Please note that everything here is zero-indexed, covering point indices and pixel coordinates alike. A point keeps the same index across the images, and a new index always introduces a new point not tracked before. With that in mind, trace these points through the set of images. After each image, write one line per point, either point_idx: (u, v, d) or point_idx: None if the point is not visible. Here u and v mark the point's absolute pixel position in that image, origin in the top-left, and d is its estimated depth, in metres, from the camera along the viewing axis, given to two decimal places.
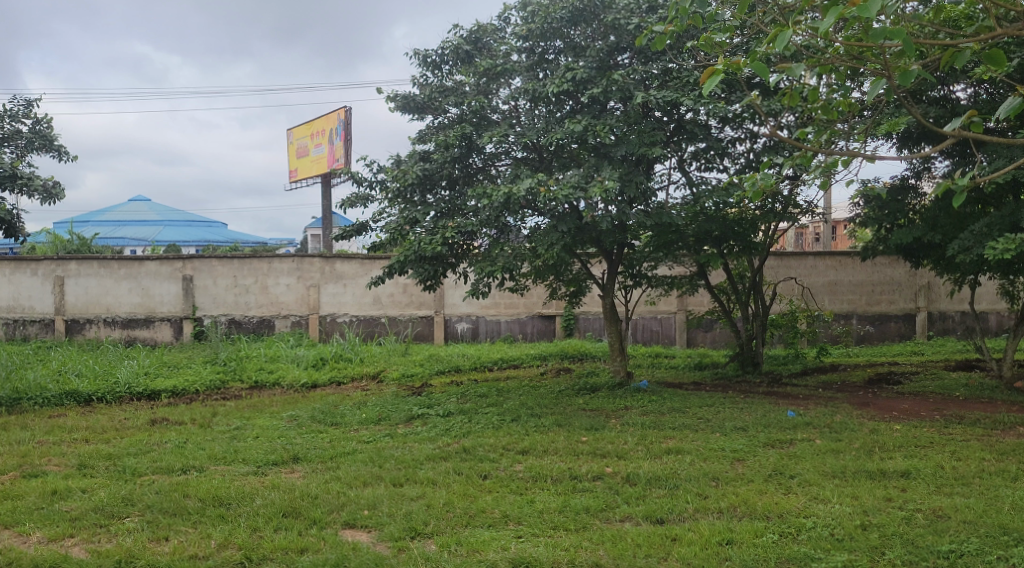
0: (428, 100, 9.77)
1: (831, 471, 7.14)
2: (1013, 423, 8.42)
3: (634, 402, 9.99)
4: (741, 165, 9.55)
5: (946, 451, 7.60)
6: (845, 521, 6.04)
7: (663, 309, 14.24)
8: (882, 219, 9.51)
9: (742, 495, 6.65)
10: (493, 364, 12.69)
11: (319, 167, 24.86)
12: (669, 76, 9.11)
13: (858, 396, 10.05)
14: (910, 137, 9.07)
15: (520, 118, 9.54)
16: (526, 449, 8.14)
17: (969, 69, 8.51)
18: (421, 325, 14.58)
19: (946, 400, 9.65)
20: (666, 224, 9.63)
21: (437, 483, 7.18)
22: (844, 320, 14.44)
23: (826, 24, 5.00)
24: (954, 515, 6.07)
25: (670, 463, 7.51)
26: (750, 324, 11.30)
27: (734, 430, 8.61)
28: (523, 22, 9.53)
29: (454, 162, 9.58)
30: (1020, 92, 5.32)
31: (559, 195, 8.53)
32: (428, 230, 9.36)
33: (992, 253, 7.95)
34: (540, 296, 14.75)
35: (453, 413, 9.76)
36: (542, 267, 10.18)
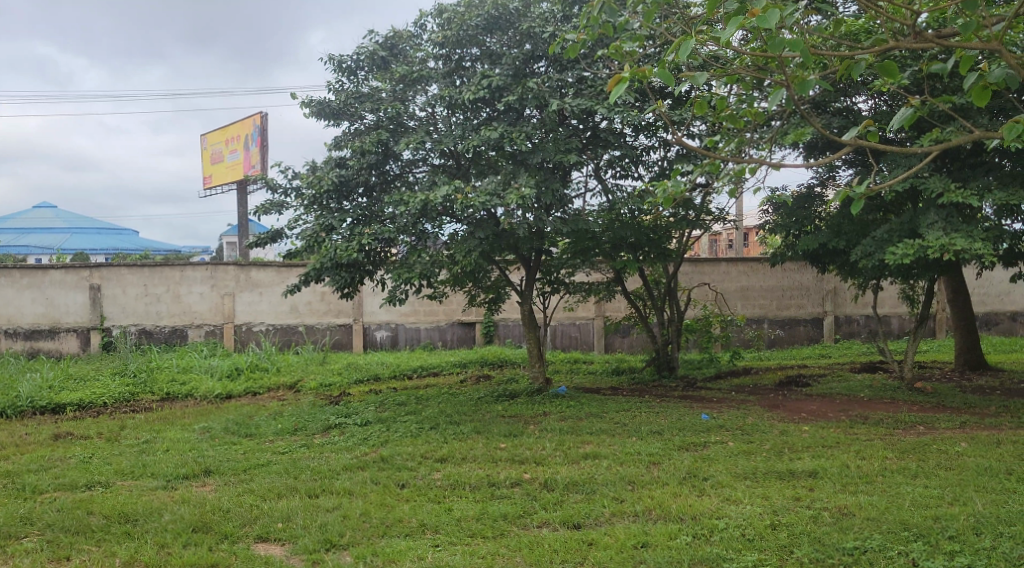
0: (343, 106, 9.64)
1: (742, 472, 7.31)
2: (914, 423, 8.75)
3: (553, 408, 10.05)
4: (655, 173, 9.72)
5: (851, 451, 7.85)
6: (756, 521, 6.18)
7: (582, 315, 14.40)
8: (790, 226, 9.78)
9: (657, 498, 6.74)
10: (413, 371, 12.60)
11: (234, 174, 24.36)
12: (583, 85, 9.23)
13: (769, 398, 10.31)
14: (815, 146, 9.37)
15: (437, 125, 9.49)
16: (444, 457, 8.10)
17: (869, 80, 8.79)
18: (340, 333, 14.43)
19: (853, 400, 9.97)
20: (584, 232, 9.72)
21: (354, 494, 7.10)
22: (756, 324, 14.80)
23: (727, 34, 5.12)
24: (858, 513, 6.27)
25: (587, 468, 7.59)
26: (666, 329, 11.52)
27: (649, 434, 8.74)
28: (439, 29, 9.53)
29: (371, 168, 9.54)
30: (912, 101, 5.53)
31: (476, 201, 8.57)
32: (345, 237, 9.27)
33: (892, 259, 8.27)
34: (459, 303, 14.76)
35: (371, 422, 9.66)
36: (459, 275, 10.16)
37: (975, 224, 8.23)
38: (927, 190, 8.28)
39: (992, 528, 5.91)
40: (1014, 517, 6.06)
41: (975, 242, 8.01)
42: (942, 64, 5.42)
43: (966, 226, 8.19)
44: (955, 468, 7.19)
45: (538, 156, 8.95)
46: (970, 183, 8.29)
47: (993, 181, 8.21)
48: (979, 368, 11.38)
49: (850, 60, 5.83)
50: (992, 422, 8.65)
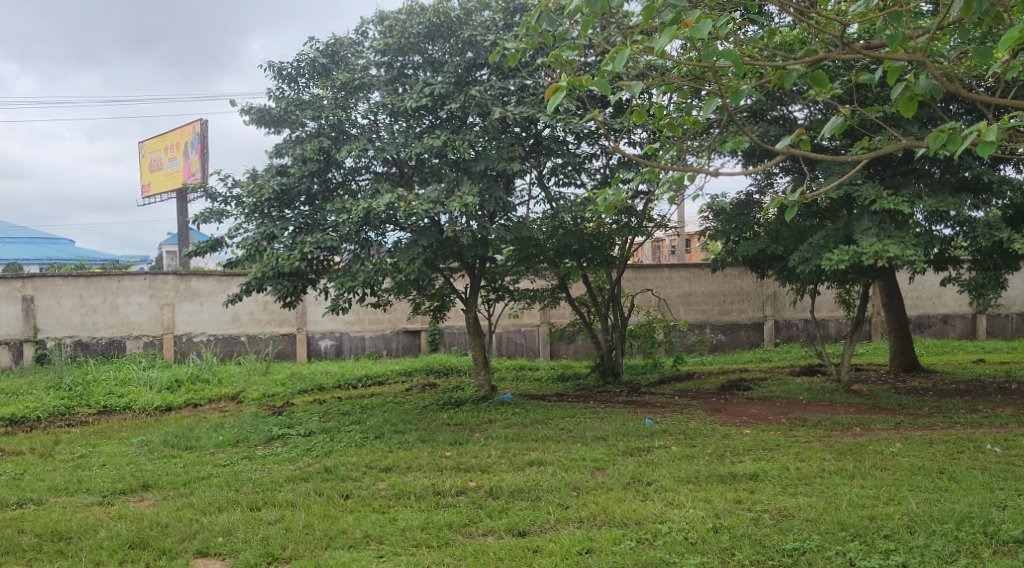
0: (284, 113, 9.54)
1: (685, 476, 7.38)
2: (851, 424, 8.95)
3: (498, 415, 10.04)
4: (598, 180, 9.81)
5: (791, 453, 7.98)
6: (698, 525, 6.25)
7: (527, 322, 14.45)
8: (730, 232, 9.94)
9: (601, 503, 6.78)
10: (357, 381, 12.49)
11: (174, 182, 23.92)
12: (525, 93, 9.27)
13: (711, 402, 10.44)
14: (753, 154, 9.53)
15: (380, 133, 9.43)
16: (389, 466, 8.05)
17: (804, 90, 8.97)
18: (283, 343, 14.27)
19: (792, 404, 10.15)
20: (528, 239, 9.75)
21: (296, 505, 7.02)
22: (698, 329, 15.01)
23: (662, 44, 5.15)
24: (798, 514, 6.39)
25: (532, 475, 7.60)
26: (610, 335, 11.61)
27: (594, 440, 8.79)
28: (381, 37, 9.50)
29: (313, 176, 9.47)
30: (842, 110, 5.65)
31: (419, 209, 8.56)
32: (287, 246, 9.16)
33: (828, 264, 8.46)
34: (404, 311, 14.73)
35: (315, 432, 9.55)
36: (403, 282, 10.11)
37: (907, 230, 8.44)
38: (860, 198, 8.48)
39: (925, 526, 6.05)
40: (946, 515, 6.20)
41: (907, 248, 8.22)
42: (870, 74, 5.54)
43: (898, 232, 8.40)
44: (890, 468, 7.36)
45: (481, 164, 8.96)
46: (901, 190, 8.51)
47: (924, 188, 8.44)
48: (913, 369, 11.68)
49: (783, 70, 5.93)
50: (925, 423, 8.88)
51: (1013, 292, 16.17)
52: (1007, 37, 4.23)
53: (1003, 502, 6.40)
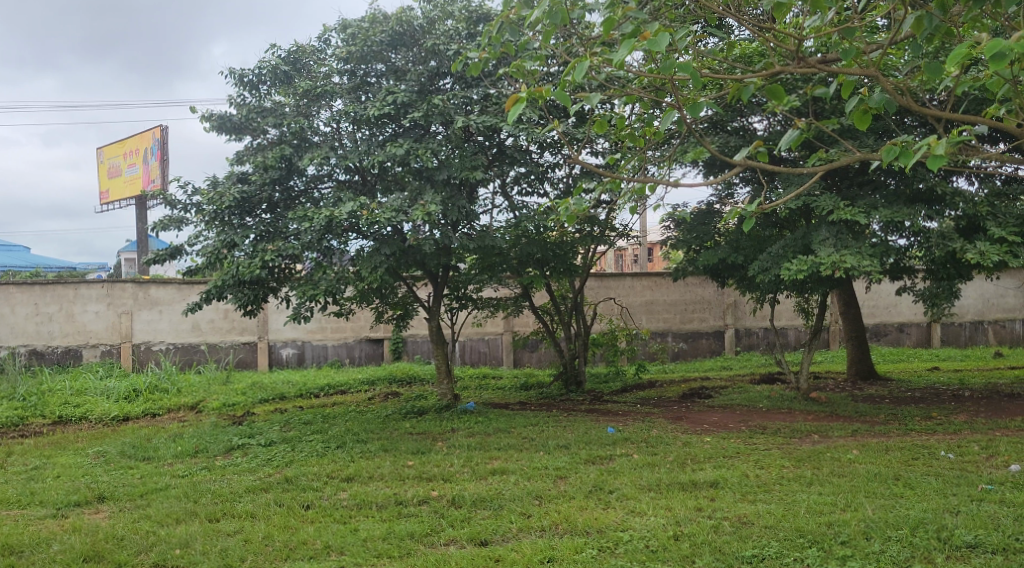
0: (245, 120, 9.47)
1: (646, 485, 7.42)
2: (809, 432, 9.06)
3: (460, 424, 10.02)
4: (560, 190, 9.86)
5: (751, 460, 8.06)
6: (659, 533, 6.29)
7: (490, 330, 14.46)
8: (690, 242, 10.05)
9: (563, 512, 6.80)
10: (319, 390, 12.40)
11: (133, 188, 23.62)
12: (488, 102, 9.28)
13: (673, 410, 10.51)
14: (713, 164, 9.64)
15: (342, 141, 9.39)
16: (350, 476, 8.00)
17: (763, 101, 9.08)
18: (244, 351, 14.15)
19: (752, 411, 10.25)
20: (491, 247, 9.75)
21: (256, 517, 6.94)
22: (660, 337, 15.11)
23: (621, 56, 5.17)
24: (757, 521, 6.45)
25: (495, 484, 7.59)
26: (573, 344, 11.65)
27: (556, 448, 8.81)
28: (343, 44, 9.47)
29: (274, 184, 9.40)
30: (798, 123, 5.74)
31: (382, 217, 8.53)
32: (247, 254, 9.09)
33: (787, 274, 8.58)
34: (367, 319, 14.69)
35: (276, 442, 9.46)
36: (365, 291, 10.06)
37: (863, 240, 8.59)
38: (818, 208, 8.62)
39: (881, 532, 6.13)
40: (902, 521, 6.30)
41: (864, 258, 8.36)
42: (825, 88, 5.64)
43: (855, 242, 8.54)
44: (847, 475, 7.46)
45: (444, 173, 8.96)
46: (858, 201, 8.66)
47: (880, 199, 8.60)
48: (869, 377, 11.86)
49: (740, 83, 6.01)
50: (881, 430, 9.01)
51: (965, 302, 16.50)
52: (955, 53, 4.30)
53: (956, 508, 6.52)
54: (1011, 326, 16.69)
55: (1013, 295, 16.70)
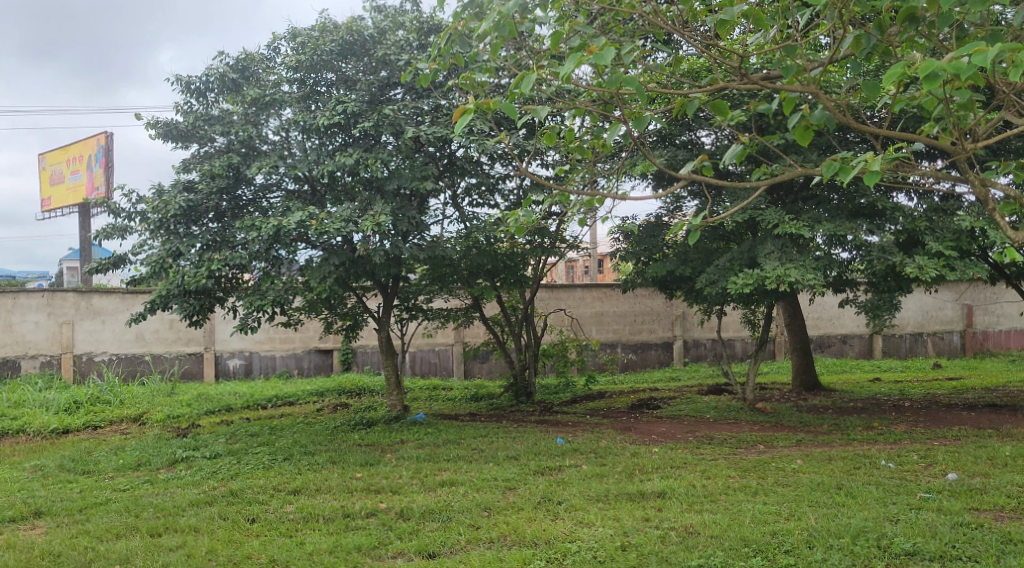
0: (191, 128, 9.36)
1: (594, 495, 7.45)
2: (755, 442, 9.19)
3: (410, 436, 9.96)
4: (511, 202, 9.89)
5: (697, 470, 8.14)
6: (607, 543, 6.32)
7: (440, 341, 14.43)
8: (639, 254, 10.15)
9: (511, 523, 6.80)
10: (267, 401, 12.24)
11: (76, 196, 23.15)
12: (439, 113, 9.26)
13: (622, 421, 10.57)
14: (662, 177, 9.75)
15: (291, 150, 9.32)
16: (297, 489, 7.90)
17: (710, 115, 9.23)
18: (190, 362, 13.92)
19: (699, 422, 10.36)
20: (441, 258, 9.72)
21: (199, 531, 6.83)
22: (609, 348, 15.21)
23: (567, 69, 5.17)
24: (703, 531, 6.51)
25: (443, 496, 7.56)
26: (523, 355, 11.67)
27: (506, 459, 8.81)
28: (293, 53, 9.40)
29: (222, 193, 9.26)
30: (742, 139, 5.82)
31: (331, 227, 8.48)
32: (193, 263, 8.98)
33: (734, 287, 8.69)
34: (316, 330, 14.56)
35: (221, 454, 9.31)
36: (314, 301, 9.97)
37: (808, 253, 8.74)
38: (764, 222, 8.77)
39: (823, 540, 6.23)
40: (843, 529, 6.40)
41: (808, 272, 8.51)
42: (767, 104, 5.73)
43: (799, 256, 8.69)
44: (791, 485, 7.57)
45: (394, 183, 8.93)
46: (802, 215, 8.83)
47: (823, 214, 8.78)
48: (813, 389, 12.06)
49: (686, 98, 6.08)
50: (825, 440, 9.17)
51: (905, 314, 16.89)
52: (891, 71, 4.39)
53: (895, 516, 6.65)
54: (950, 337, 17.03)
55: (951, 307, 17.08)
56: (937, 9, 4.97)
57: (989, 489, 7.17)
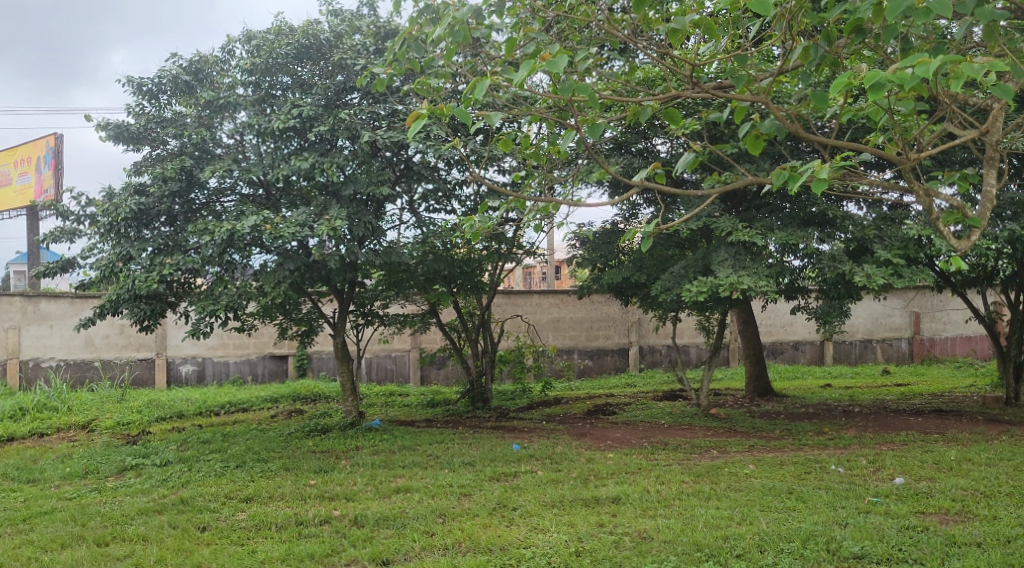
0: (143, 130, 9.19)
1: (549, 501, 7.46)
2: (708, 447, 9.27)
3: (365, 442, 9.90)
4: (468, 207, 9.88)
5: (652, 476, 8.20)
6: (561, 549, 6.33)
7: (397, 347, 14.37)
8: (596, 260, 10.20)
9: (466, 529, 6.77)
10: (220, 408, 12.09)
11: (24, 198, 22.68)
12: (395, 118, 9.23)
13: (577, 427, 10.61)
14: (618, 184, 9.81)
15: (245, 153, 9.23)
16: (249, 496, 7.80)
17: (665, 124, 9.29)
18: (140, 368, 13.69)
19: (654, 427, 10.43)
20: (397, 263, 9.67)
21: (148, 540, 6.71)
22: (566, 354, 15.26)
23: (520, 76, 5.16)
24: (656, 536, 6.55)
25: (398, 502, 7.52)
26: (480, 361, 11.67)
27: (461, 465, 8.79)
28: (248, 56, 9.31)
29: (174, 197, 9.08)
30: (694, 147, 5.88)
31: (286, 232, 8.41)
32: (144, 268, 8.83)
33: (688, 294, 8.78)
34: (270, 335, 14.41)
35: (172, 462, 9.16)
36: (269, 306, 9.86)
37: (761, 261, 8.85)
38: (718, 229, 8.88)
39: (774, 544, 6.31)
40: (794, 533, 6.49)
41: (760, 279, 8.61)
42: (719, 113, 5.79)
43: (753, 263, 8.80)
44: (743, 489, 7.65)
45: (350, 188, 8.89)
46: (755, 223, 8.96)
47: (775, 222, 8.92)
48: (766, 395, 12.21)
49: (640, 105, 6.11)
50: (776, 445, 9.29)
51: (855, 321, 17.15)
52: (836, 82, 4.45)
53: (844, 520, 6.75)
54: (898, 344, 17.37)
55: (900, 315, 17.38)
56: (883, 21, 5.07)
57: (935, 492, 7.31)
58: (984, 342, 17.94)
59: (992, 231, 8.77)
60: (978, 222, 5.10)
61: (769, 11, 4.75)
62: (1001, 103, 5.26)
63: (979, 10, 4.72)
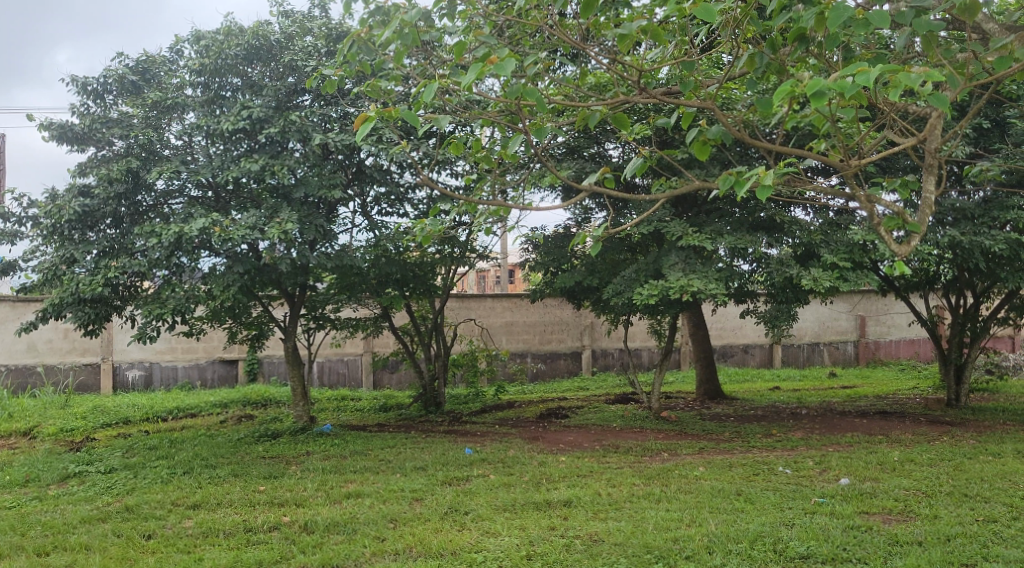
0: (88, 130, 9.00)
1: (501, 505, 7.46)
2: (659, 450, 9.35)
3: (316, 447, 9.81)
4: (420, 211, 9.86)
5: (603, 479, 8.23)
6: (512, 553, 6.33)
7: (349, 351, 14.28)
8: (548, 264, 10.23)
9: (417, 534, 6.74)
10: (167, 413, 11.90)
11: None
12: (347, 121, 9.17)
13: (530, 430, 10.63)
14: (571, 188, 9.88)
15: (194, 155, 9.09)
16: (197, 503, 7.67)
17: (617, 128, 9.40)
18: (85, 374, 13.41)
19: (606, 430, 10.48)
20: (349, 267, 9.58)
21: (91, 549, 6.57)
22: (519, 358, 15.28)
23: (468, 79, 5.14)
24: (607, 539, 6.58)
25: (349, 508, 7.46)
26: (433, 365, 11.64)
27: (413, 470, 8.75)
28: (197, 56, 9.19)
29: (120, 198, 8.91)
30: (643, 152, 5.92)
31: (236, 235, 8.30)
32: (89, 271, 8.69)
33: (639, 298, 8.85)
34: (220, 339, 14.22)
35: (117, 468, 8.98)
36: (218, 310, 9.71)
37: (711, 265, 8.95)
38: (669, 234, 8.97)
39: (723, 546, 6.37)
40: (742, 534, 6.56)
41: (710, 283, 8.68)
42: (667, 118, 5.84)
43: (702, 267, 8.89)
44: (693, 491, 7.72)
45: (301, 191, 8.81)
46: (705, 228, 9.07)
47: (725, 226, 9.05)
48: (716, 397, 12.35)
49: (589, 110, 6.14)
50: (725, 447, 9.40)
51: (803, 324, 17.42)
52: (780, 90, 4.52)
53: (791, 521, 6.85)
54: (844, 347, 17.68)
55: (846, 319, 17.72)
56: (825, 31, 5.17)
57: (878, 493, 7.45)
58: (927, 346, 18.33)
59: (933, 238, 9.00)
60: (918, 228, 5.20)
61: (715, 19, 4.80)
62: (939, 112, 5.39)
63: (917, 20, 4.83)
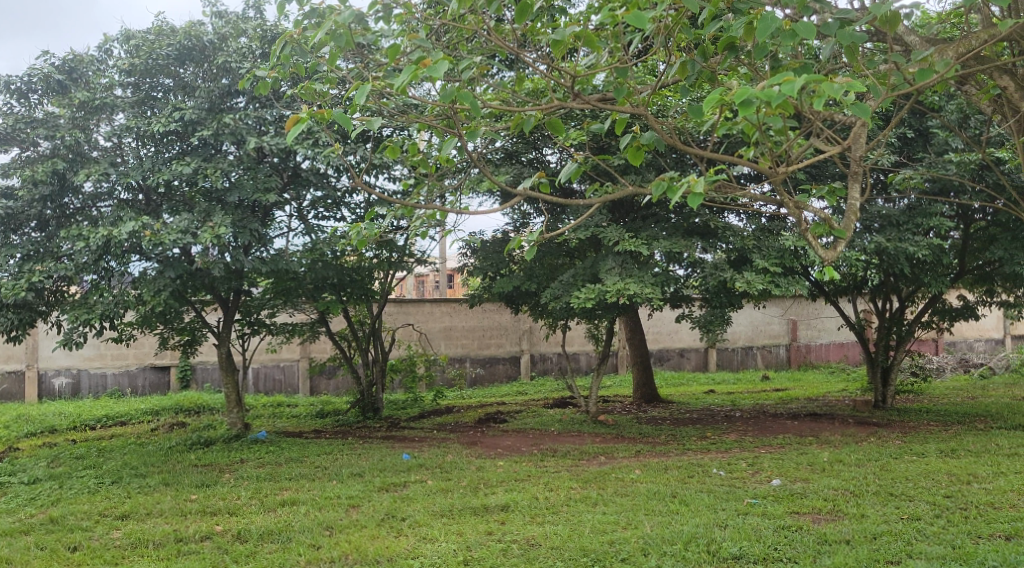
0: (12, 130, 8.74)
1: (438, 510, 7.43)
2: (596, 453, 9.41)
3: (250, 455, 9.65)
4: (357, 215, 9.78)
5: (540, 483, 8.25)
6: (449, 558, 6.30)
7: (285, 357, 14.11)
8: (487, 269, 10.23)
9: (354, 541, 6.66)
10: (96, 421, 11.58)
11: None
12: (283, 123, 9.04)
13: (468, 435, 10.60)
14: (509, 193, 9.91)
15: (124, 157, 8.87)
16: (125, 514, 7.47)
17: (554, 134, 9.43)
18: (9, 382, 13.09)
19: (544, 434, 10.52)
20: (285, 271, 9.43)
21: (12, 562, 6.35)
22: (458, 363, 15.29)
23: (400, 81, 5.10)
24: (544, 542, 6.60)
25: (284, 515, 7.35)
26: (370, 370, 11.55)
27: (350, 476, 8.67)
28: (127, 56, 9.02)
29: (45, 201, 8.66)
30: (577, 156, 5.95)
31: (166, 238, 8.11)
32: (12, 275, 8.40)
33: (576, 302, 8.89)
34: (152, 345, 13.87)
35: (41, 479, 8.70)
36: (148, 315, 9.49)
37: (647, 269, 9.05)
38: (605, 239, 9.05)
39: (658, 548, 6.43)
40: (676, 536, 6.64)
41: (646, 287, 8.78)
42: (601, 123, 5.89)
43: (638, 272, 8.97)
44: (629, 494, 7.79)
45: (235, 194, 8.67)
46: (641, 233, 9.18)
47: (661, 231, 9.16)
48: (652, 401, 12.48)
49: (524, 115, 6.17)
50: (661, 449, 9.51)
51: (736, 327, 17.75)
52: (709, 98, 4.58)
53: (725, 522, 6.95)
54: (777, 350, 18.02)
55: (778, 322, 18.10)
56: (755, 41, 5.28)
57: (808, 493, 7.61)
58: (855, 349, 18.78)
59: (860, 243, 9.26)
60: (843, 234, 5.32)
61: (647, 26, 4.85)
62: (862, 121, 5.55)
63: (841, 32, 4.96)
